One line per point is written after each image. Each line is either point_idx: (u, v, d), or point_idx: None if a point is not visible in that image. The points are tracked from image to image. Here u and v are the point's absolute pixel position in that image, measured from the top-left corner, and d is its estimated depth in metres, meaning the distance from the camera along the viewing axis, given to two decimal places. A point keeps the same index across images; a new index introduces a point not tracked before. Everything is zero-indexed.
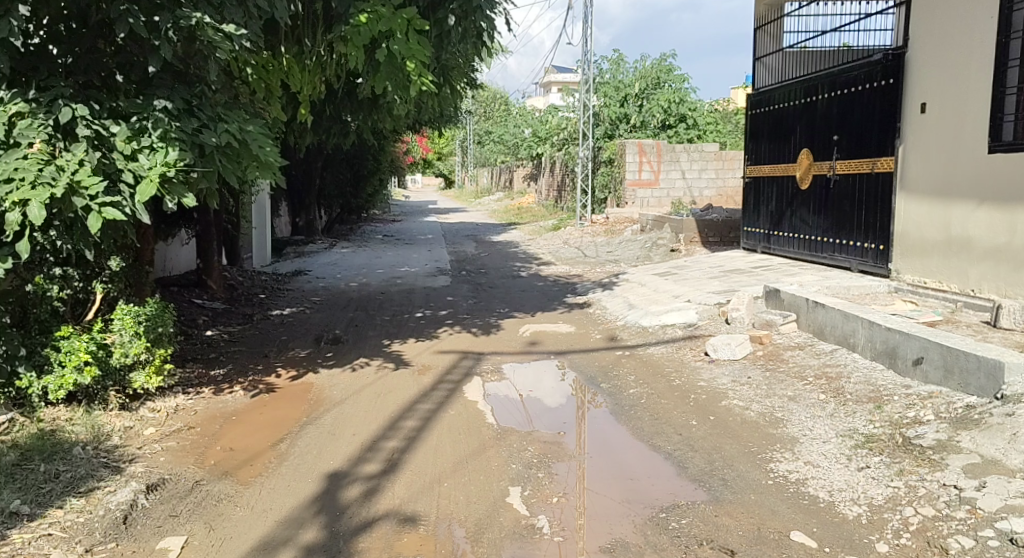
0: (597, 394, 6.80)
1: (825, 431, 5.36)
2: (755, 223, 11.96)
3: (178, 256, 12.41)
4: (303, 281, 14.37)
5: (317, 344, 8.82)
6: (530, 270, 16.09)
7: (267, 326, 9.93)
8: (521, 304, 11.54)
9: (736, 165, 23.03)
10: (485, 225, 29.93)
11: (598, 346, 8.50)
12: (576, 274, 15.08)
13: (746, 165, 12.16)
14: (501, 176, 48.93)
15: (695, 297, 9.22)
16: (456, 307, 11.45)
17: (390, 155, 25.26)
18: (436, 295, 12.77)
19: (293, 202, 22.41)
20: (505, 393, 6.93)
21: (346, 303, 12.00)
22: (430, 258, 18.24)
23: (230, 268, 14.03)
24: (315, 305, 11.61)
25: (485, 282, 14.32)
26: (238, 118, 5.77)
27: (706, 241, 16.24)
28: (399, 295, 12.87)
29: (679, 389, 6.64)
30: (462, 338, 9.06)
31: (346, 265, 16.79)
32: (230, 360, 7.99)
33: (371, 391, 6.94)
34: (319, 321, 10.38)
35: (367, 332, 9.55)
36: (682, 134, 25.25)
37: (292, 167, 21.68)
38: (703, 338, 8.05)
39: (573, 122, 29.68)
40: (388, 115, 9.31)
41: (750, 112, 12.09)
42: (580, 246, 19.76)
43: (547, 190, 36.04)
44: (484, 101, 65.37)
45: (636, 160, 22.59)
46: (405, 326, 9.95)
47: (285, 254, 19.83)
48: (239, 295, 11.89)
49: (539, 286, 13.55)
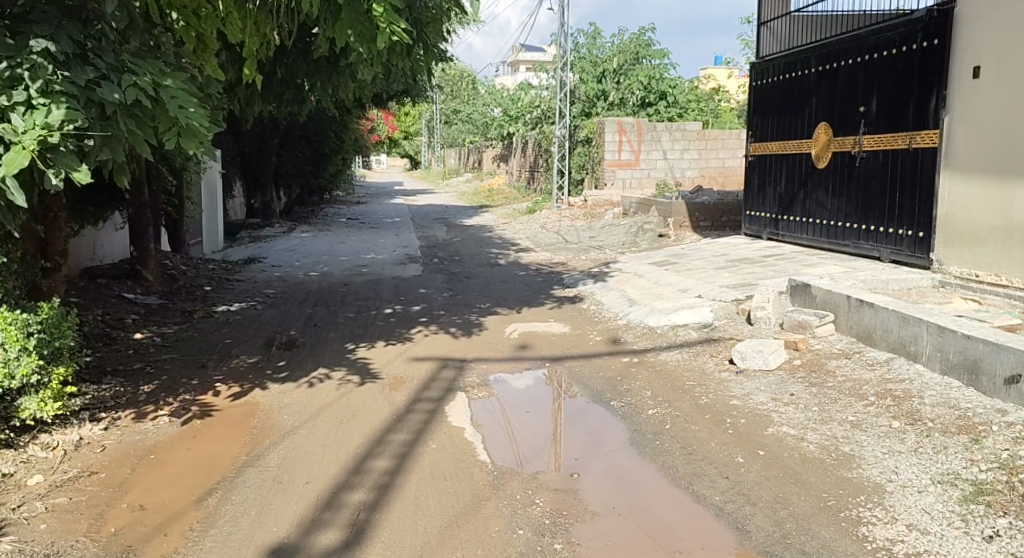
0: (610, 416, 5.56)
1: (915, 475, 4.18)
2: (760, 206, 10.79)
3: (109, 243, 10.95)
4: (257, 270, 12.96)
5: (267, 350, 7.49)
6: (508, 257, 14.83)
7: (210, 328, 8.54)
8: (503, 297, 10.27)
9: (721, 145, 21.90)
10: (454, 208, 28.59)
11: (600, 351, 7.26)
12: (557, 262, 13.83)
13: (750, 141, 10.98)
14: (469, 157, 47.56)
15: (707, 292, 8.01)
16: (429, 302, 10.14)
17: (353, 132, 23.80)
18: (406, 287, 11.44)
19: (249, 182, 20.91)
20: (496, 415, 5.66)
21: (304, 296, 10.63)
22: (397, 243, 16.91)
23: (173, 255, 12.58)
24: (270, 300, 10.22)
25: (459, 271, 13.01)
26: (152, 69, 4.42)
27: (697, 224, 15.07)
28: (364, 286, 11.52)
29: (709, 410, 5.43)
30: (439, 341, 7.77)
31: (306, 251, 15.37)
32: (160, 372, 6.64)
33: (331, 413, 5.64)
34: (273, 320, 9.03)
35: (327, 333, 8.22)
36: (664, 113, 23.99)
37: (247, 145, 20.16)
38: (725, 342, 6.84)
39: (547, 99, 28.34)
40: (350, 82, 8.16)
41: (755, 83, 10.90)
42: (559, 231, 18.54)
43: (518, 170, 34.81)
44: (452, 80, 63.77)
45: (615, 139, 21.41)
46: (372, 326, 8.63)
47: (240, 239, 18.36)
48: (180, 287, 10.48)
49: (519, 276, 12.29)
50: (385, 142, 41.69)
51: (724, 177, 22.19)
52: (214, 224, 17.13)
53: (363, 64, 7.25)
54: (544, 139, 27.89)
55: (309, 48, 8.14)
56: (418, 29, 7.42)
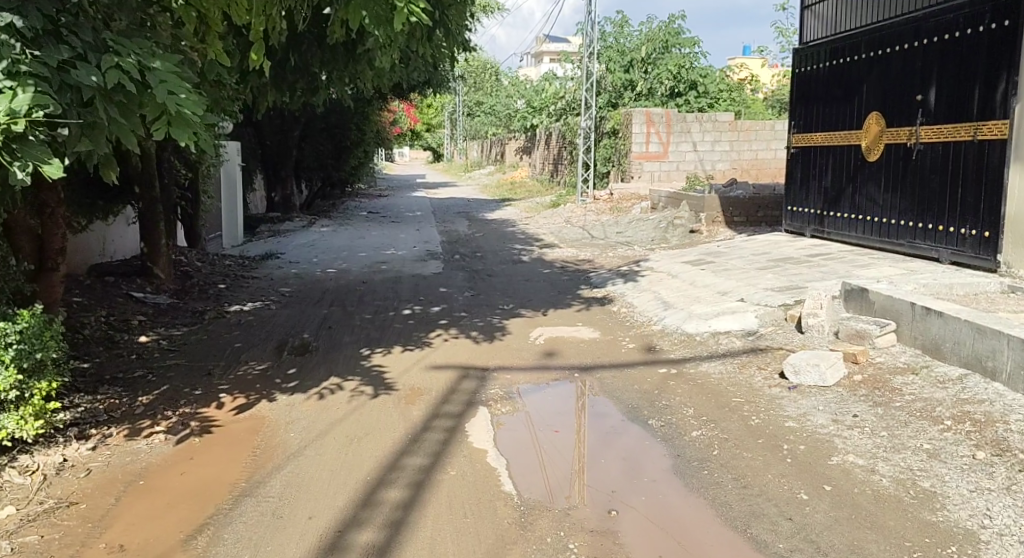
0: (650, 437, 5.00)
1: (1011, 519, 3.60)
2: (804, 202, 10.19)
3: (119, 239, 10.53)
4: (274, 266, 12.52)
5: (278, 355, 7.00)
6: (532, 253, 14.29)
7: (220, 328, 8.07)
8: (530, 298, 9.74)
9: (753, 137, 21.20)
10: (478, 201, 28.08)
11: (635, 360, 6.70)
12: (584, 259, 13.27)
13: (793, 132, 10.37)
14: (493, 149, 47.03)
15: (751, 295, 7.43)
16: (450, 302, 9.62)
17: (375, 124, 23.33)
18: (427, 285, 10.94)
19: (269, 174, 20.51)
20: (523, 435, 5.11)
21: (321, 295, 10.17)
22: (419, 238, 16.44)
23: (187, 251, 12.17)
24: (285, 299, 9.75)
25: (482, 268, 12.50)
26: (138, 49, 3.92)
27: (730, 220, 14.43)
28: (383, 285, 11.03)
29: (762, 434, 4.86)
30: (462, 348, 7.25)
31: (326, 246, 14.92)
32: (161, 379, 6.18)
33: (342, 428, 5.12)
34: (287, 321, 8.55)
35: (342, 337, 7.73)
36: (693, 104, 23.22)
37: (266, 137, 19.76)
38: (773, 352, 6.27)
39: (573, 90, 27.73)
40: (368, 69, 7.62)
41: (797, 71, 10.28)
42: (585, 225, 17.98)
43: (542, 163, 34.25)
44: (475, 71, 63.22)
45: (643, 130, 20.78)
46: (390, 329, 8.12)
47: (259, 233, 17.96)
48: (193, 285, 10.04)
49: (545, 275, 11.75)
50: (407, 134, 41.23)
51: (756, 170, 21.50)
52: (233, 218, 16.81)
53: (381, 49, 6.74)
54: (569, 131, 27.29)
55: (323, 33, 7.63)
56: (441, 12, 6.91)
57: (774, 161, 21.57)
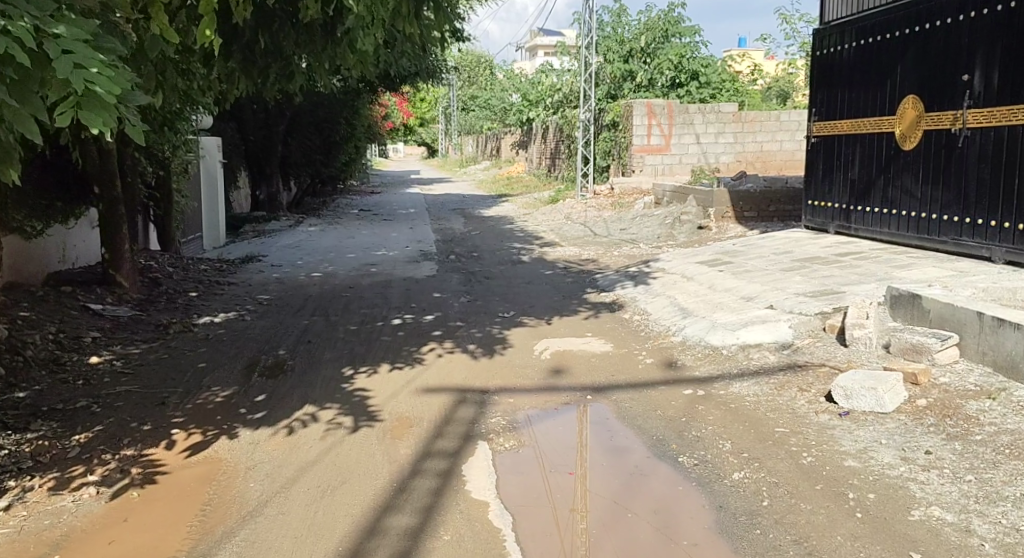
0: (683, 481, 4.15)
1: None
2: (827, 196, 9.37)
3: (82, 243, 9.67)
4: (255, 270, 11.67)
5: (247, 377, 6.15)
6: (531, 253, 13.45)
7: (186, 344, 7.23)
8: (531, 305, 8.90)
9: (759, 128, 20.42)
10: (473, 197, 27.25)
11: (654, 379, 5.86)
12: (587, 259, 12.44)
13: (813, 120, 9.56)
14: (488, 144, 46.17)
15: (780, 301, 6.60)
16: (444, 310, 8.79)
17: (365, 118, 22.48)
18: (418, 290, 10.11)
19: (254, 172, 19.66)
20: (531, 480, 4.26)
21: (303, 302, 9.32)
22: (411, 237, 15.61)
23: (159, 255, 11.31)
24: (262, 308, 8.91)
25: (478, 270, 11.68)
26: (36, 10, 3.07)
27: (741, 215, 13.59)
28: (371, 290, 10.19)
29: (819, 477, 4.03)
30: (457, 368, 6.41)
31: (312, 247, 14.08)
32: (107, 409, 5.33)
33: (314, 473, 4.28)
34: (262, 334, 7.70)
35: (322, 353, 6.89)
36: (695, 94, 22.52)
37: (251, 132, 18.92)
38: (815, 369, 5.43)
39: (570, 81, 26.86)
40: (349, 51, 6.75)
41: (818, 53, 9.46)
42: (586, 222, 17.16)
43: (538, 158, 33.44)
44: (468, 65, 62.34)
45: (644, 122, 19.96)
46: (377, 343, 7.28)
47: (243, 234, 17.11)
48: (162, 293, 9.19)
49: (546, 278, 10.92)
50: (400, 129, 40.34)
51: (761, 162, 20.69)
52: (215, 218, 16.15)
53: (362, 27, 5.88)
54: (566, 124, 26.46)
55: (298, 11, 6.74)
56: None
57: (781, 153, 20.68)
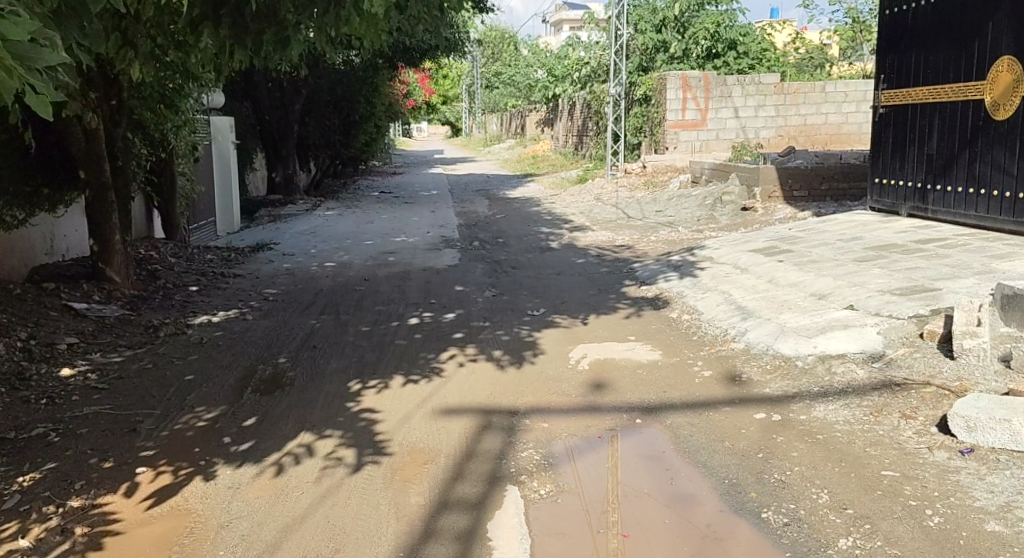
0: (774, 551, 3.22)
1: None
2: (896, 174, 8.39)
3: (73, 232, 8.85)
4: (265, 259, 10.82)
5: (238, 394, 5.28)
6: (560, 238, 12.53)
7: (174, 348, 6.37)
8: (565, 300, 7.98)
9: (801, 100, 19.29)
10: (499, 177, 26.34)
11: (716, 397, 4.92)
12: (622, 245, 11.50)
13: (880, 88, 8.57)
14: (512, 122, 45.19)
15: (862, 301, 5.63)
16: (468, 308, 7.88)
17: (385, 97, 21.58)
18: (439, 282, 9.23)
19: (270, 153, 18.51)
20: (576, 545, 3.36)
21: (312, 297, 8.45)
22: (433, 222, 14.76)
23: (161, 244, 10.49)
24: (268, 305, 8.05)
25: (504, 259, 10.79)
26: None
27: (790, 194, 12.54)
28: (388, 282, 9.30)
29: (955, 549, 3.09)
30: (482, 383, 5.51)
31: (327, 234, 13.22)
32: (66, 436, 4.49)
33: (302, 535, 3.41)
34: (263, 336, 6.83)
35: (328, 362, 6.01)
36: (733, 64, 21.26)
37: (266, 113, 18.03)
38: (917, 389, 4.47)
39: (598, 54, 25.84)
40: (355, 11, 5.82)
41: (886, 12, 8.47)
42: (617, 203, 16.21)
43: (565, 135, 32.47)
44: (492, 43, 61.22)
45: (679, 96, 18.93)
46: (390, 349, 6.38)
47: (258, 219, 16.31)
48: (158, 289, 8.34)
49: (579, 267, 9.99)
50: (423, 107, 39.43)
51: (805, 137, 19.51)
52: (229, 201, 15.46)
53: None
54: (595, 100, 25.48)
55: None
56: None
57: (826, 126, 19.48)
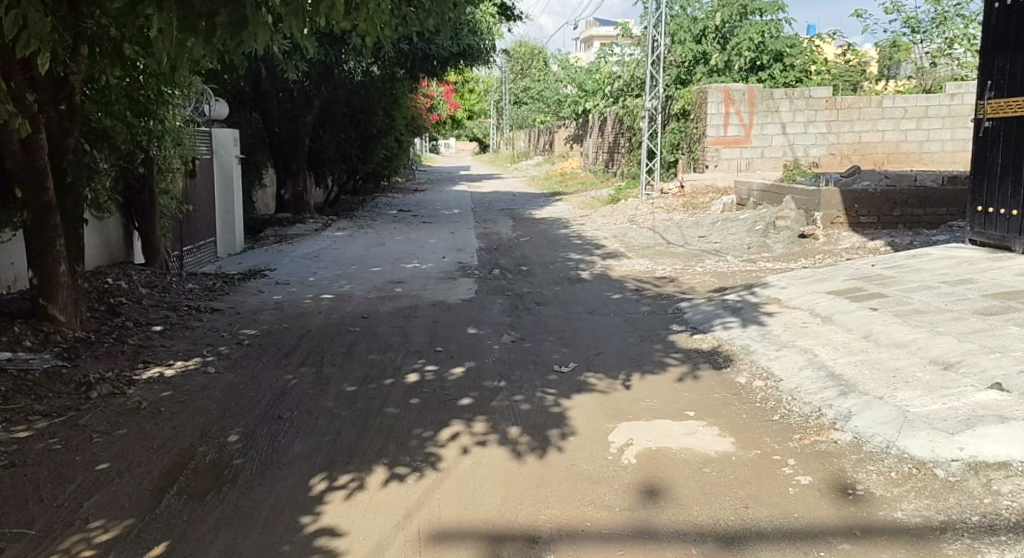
0: None
1: None
2: (1005, 201, 6.93)
3: (20, 259, 7.56)
4: (254, 288, 9.45)
5: (157, 498, 3.90)
6: (592, 266, 11.13)
7: (100, 417, 4.98)
8: (601, 351, 6.54)
9: (856, 117, 17.90)
10: (525, 194, 25.06)
11: (823, 524, 3.46)
12: (665, 277, 10.09)
13: (986, 99, 7.12)
14: (540, 139, 44.06)
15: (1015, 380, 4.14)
16: (481, 360, 6.45)
17: (405, 109, 20.18)
18: (450, 322, 7.82)
19: (280, 168, 17.13)
20: None
21: (296, 341, 7.06)
22: (451, 244, 13.42)
23: (135, 270, 9.18)
24: (240, 351, 6.66)
25: (528, 292, 9.37)
26: None
27: (856, 220, 11.25)
28: (390, 321, 7.90)
29: None
30: (493, 481, 4.09)
31: (332, 258, 11.88)
32: None
33: None
34: (222, 399, 5.44)
35: (291, 441, 4.61)
36: (779, 78, 20.04)
37: (274, 125, 16.41)
38: None
39: (631, 68, 24.65)
40: None
41: (995, 5, 7.02)
42: (654, 226, 14.86)
43: (595, 153, 31.24)
44: (520, 58, 60.36)
45: (720, 110, 17.73)
46: (376, 422, 4.96)
47: (263, 238, 15.03)
48: (113, 329, 7.00)
49: (615, 305, 8.56)
50: (449, 122, 38.42)
51: (859, 156, 18.11)
52: (231, 219, 14.17)
53: None
54: (628, 115, 24.28)
55: None
56: None
57: (882, 144, 18.05)
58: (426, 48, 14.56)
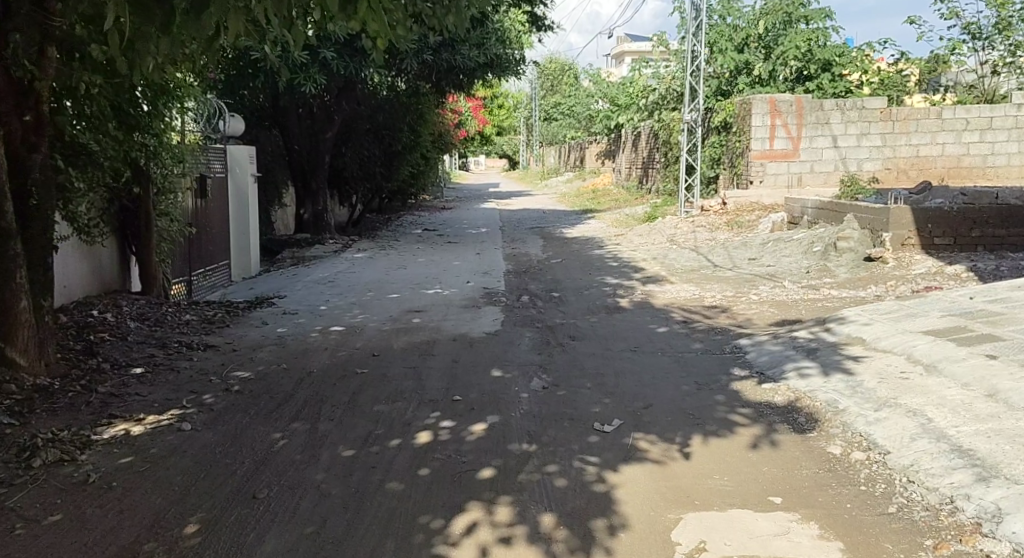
0: None
1: None
2: None
3: None
4: (257, 319, 8.47)
5: None
6: (633, 292, 10.09)
7: (33, 498, 3.99)
8: (652, 404, 5.47)
9: (913, 128, 16.71)
10: (556, 212, 24.03)
11: None
12: (715, 307, 9.02)
13: None
14: (571, 156, 43.11)
15: None
16: (507, 413, 5.41)
17: (432, 123, 19.26)
18: (472, 362, 6.80)
19: (299, 187, 16.12)
20: None
21: (293, 386, 6.05)
22: (477, 267, 12.42)
23: (126, 300, 8.25)
24: (226, 400, 5.65)
25: (562, 324, 8.33)
26: None
27: (930, 242, 10.46)
28: (404, 359, 6.88)
29: None
30: None
31: (348, 283, 10.91)
32: None
33: None
34: (192, 468, 4.43)
35: (263, 538, 3.60)
36: (828, 88, 18.93)
37: (293, 141, 15.43)
38: None
39: (669, 80, 23.67)
40: None
41: None
42: (697, 247, 13.80)
43: (628, 168, 30.26)
44: (550, 73, 59.64)
45: (766, 122, 16.71)
46: (374, 505, 3.94)
47: (279, 260, 14.14)
48: (84, 374, 6.04)
49: (662, 340, 7.48)
50: (477, 138, 37.58)
51: (917, 170, 16.90)
52: (246, 241, 13.25)
53: None
54: (664, 128, 23.31)
55: None
56: None
57: (942, 158, 16.84)
58: (451, 59, 13.47)
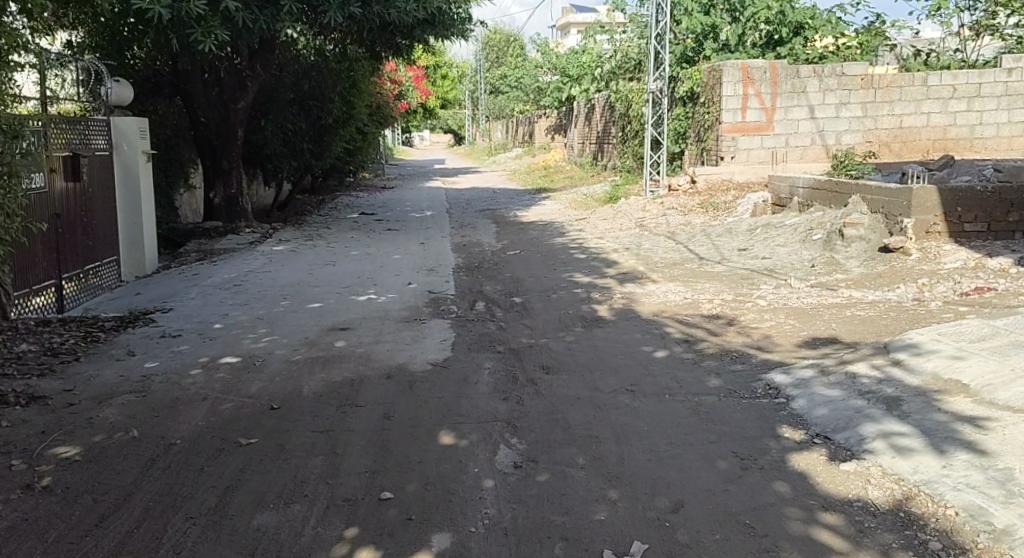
0: None
1: None
2: None
3: None
4: (123, 347, 6.35)
5: None
6: (609, 296, 8.19)
7: None
8: (684, 504, 3.58)
9: (897, 96, 15.11)
10: (505, 191, 22.03)
11: None
12: (718, 318, 7.17)
13: None
14: (520, 130, 41.10)
15: None
16: (462, 528, 3.46)
17: (367, 92, 17.01)
18: (410, 417, 4.80)
19: (209, 166, 13.83)
20: None
21: (136, 476, 3.98)
22: (418, 262, 10.38)
23: None
24: (18, 513, 3.59)
25: (530, 346, 6.39)
26: None
27: (958, 228, 8.84)
28: (315, 415, 4.86)
29: None
30: None
31: (258, 288, 8.76)
32: None
33: None
34: None
35: None
36: (800, 54, 17.44)
37: (200, 112, 13.11)
38: None
39: (625, 47, 21.83)
40: None
41: None
42: (672, 234, 11.96)
43: (580, 142, 28.36)
44: (494, 44, 57.36)
45: (738, 92, 14.92)
46: None
47: (183, 253, 11.92)
48: None
49: (665, 373, 5.59)
50: (420, 113, 35.30)
51: (899, 142, 15.32)
52: (138, 232, 10.94)
53: None
54: (620, 100, 21.43)
55: None
56: None
57: (927, 129, 15.28)
58: (385, 12, 11.36)
